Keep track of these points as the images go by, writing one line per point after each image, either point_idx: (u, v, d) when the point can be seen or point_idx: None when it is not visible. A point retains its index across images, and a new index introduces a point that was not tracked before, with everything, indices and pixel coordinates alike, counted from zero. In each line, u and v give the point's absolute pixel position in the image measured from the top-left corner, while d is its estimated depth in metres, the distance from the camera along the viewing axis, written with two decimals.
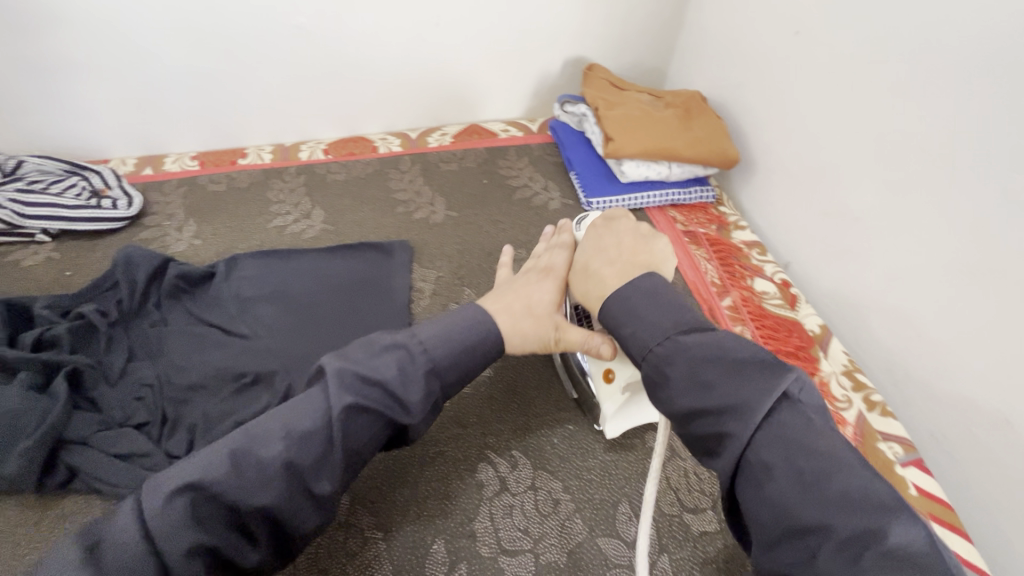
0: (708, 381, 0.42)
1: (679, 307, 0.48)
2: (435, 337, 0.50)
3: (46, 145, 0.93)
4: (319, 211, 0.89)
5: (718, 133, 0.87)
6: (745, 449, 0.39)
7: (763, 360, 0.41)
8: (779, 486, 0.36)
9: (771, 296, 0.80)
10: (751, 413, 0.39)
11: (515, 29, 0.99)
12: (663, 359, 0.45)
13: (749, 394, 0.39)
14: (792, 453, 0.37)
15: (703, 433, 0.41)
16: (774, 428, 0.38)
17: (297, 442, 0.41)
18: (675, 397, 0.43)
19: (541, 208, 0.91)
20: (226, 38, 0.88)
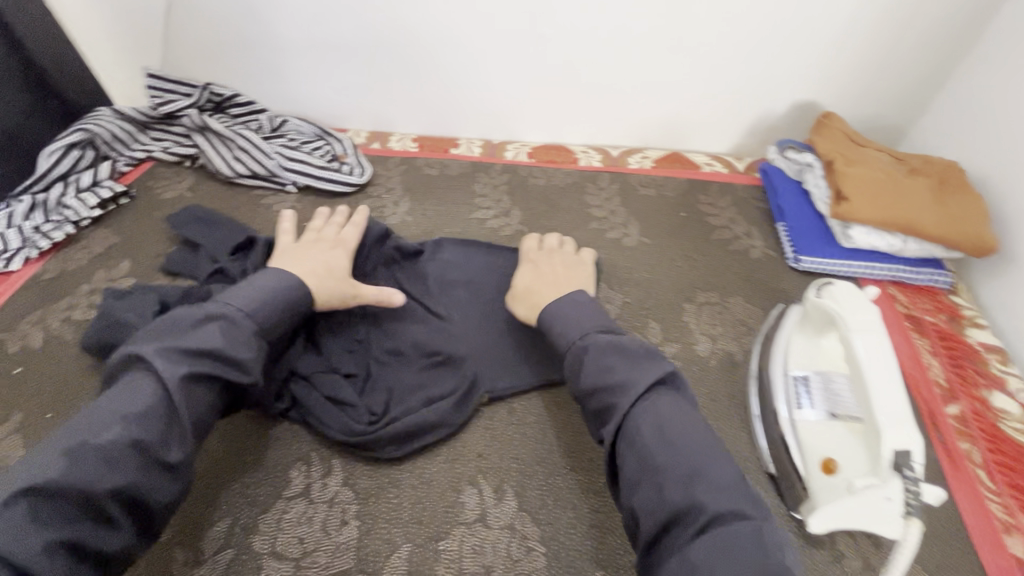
0: (595, 373, 0.53)
1: (605, 319, 0.59)
2: (560, 323, 0.59)
3: (302, 108, 1.08)
4: (517, 212, 0.92)
5: (980, 216, 0.76)
6: (622, 425, 0.50)
7: (649, 355, 0.53)
8: (649, 461, 0.47)
9: (1013, 418, 0.67)
10: (627, 397, 0.50)
11: (750, 64, 0.93)
12: (580, 350, 0.55)
13: (627, 376, 0.51)
14: (660, 432, 0.48)
15: (599, 409, 0.52)
16: (641, 406, 0.50)
17: (142, 419, 0.46)
18: (585, 377, 0.53)
19: (741, 254, 0.86)
20: (471, 39, 0.94)
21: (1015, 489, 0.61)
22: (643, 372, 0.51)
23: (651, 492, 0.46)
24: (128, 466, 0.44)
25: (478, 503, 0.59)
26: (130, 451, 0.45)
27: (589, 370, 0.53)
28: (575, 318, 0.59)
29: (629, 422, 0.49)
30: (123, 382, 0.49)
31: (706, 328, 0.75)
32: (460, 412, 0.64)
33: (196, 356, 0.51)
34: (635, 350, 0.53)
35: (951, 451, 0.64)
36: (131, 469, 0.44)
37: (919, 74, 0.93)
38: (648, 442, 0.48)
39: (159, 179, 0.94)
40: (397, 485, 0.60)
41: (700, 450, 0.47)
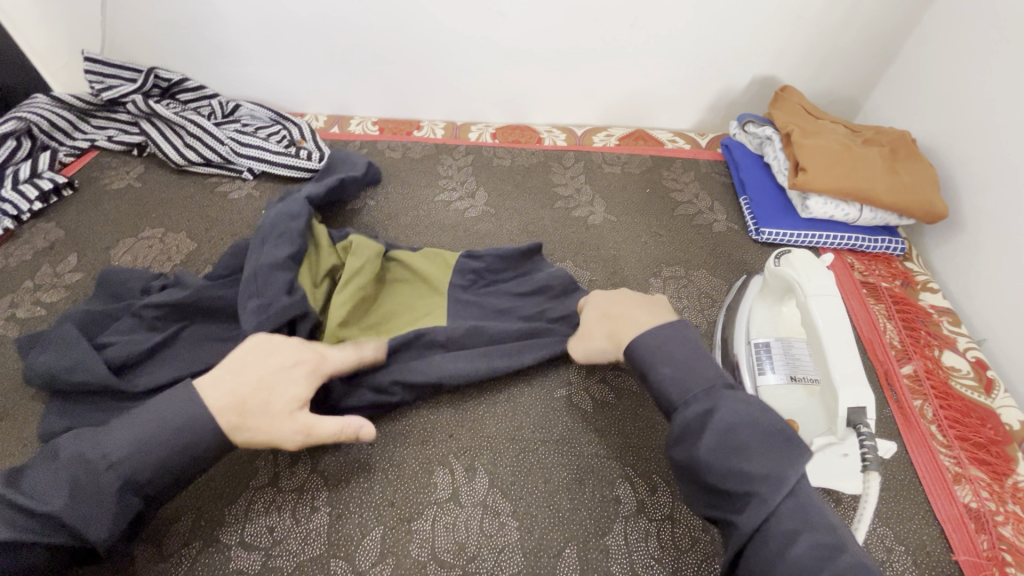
0: (720, 453, 0.47)
1: (706, 365, 0.54)
2: (671, 380, 0.53)
3: (257, 93, 1.04)
4: (482, 193, 0.91)
5: (929, 183, 0.79)
6: (760, 521, 0.44)
7: (786, 441, 0.47)
8: (796, 561, 0.42)
9: (962, 374, 0.70)
10: (769, 491, 0.45)
11: (709, 38, 0.93)
12: (703, 409, 0.50)
13: (780, 467, 0.45)
14: (812, 537, 0.43)
15: (726, 492, 0.46)
16: (789, 505, 0.45)
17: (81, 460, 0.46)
18: (708, 451, 0.48)
19: (705, 229, 0.87)
20: (429, 18, 0.91)
21: (964, 442, 0.64)
22: (788, 468, 0.45)
23: None
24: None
25: (451, 482, 0.59)
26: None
27: (709, 439, 0.48)
28: (678, 372, 0.53)
29: (771, 522, 0.44)
30: None
31: (672, 302, 0.76)
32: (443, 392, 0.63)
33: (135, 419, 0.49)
34: (763, 426, 0.48)
35: (906, 409, 0.67)
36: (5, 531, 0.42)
37: (871, 47, 0.95)
38: (793, 543, 0.43)
39: (105, 169, 0.90)
40: (368, 469, 0.59)
41: (852, 568, 0.41)
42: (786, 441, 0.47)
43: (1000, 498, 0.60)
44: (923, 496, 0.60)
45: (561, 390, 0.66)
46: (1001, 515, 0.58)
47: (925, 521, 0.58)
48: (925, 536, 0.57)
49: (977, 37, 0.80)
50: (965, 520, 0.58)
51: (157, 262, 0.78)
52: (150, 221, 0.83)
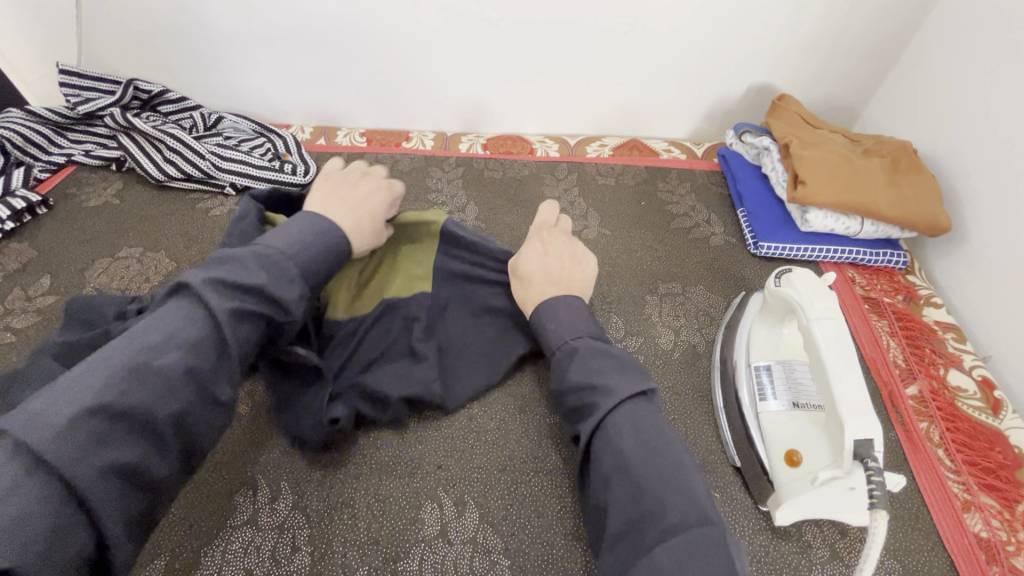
0: (579, 372, 0.51)
1: (586, 320, 0.57)
2: (553, 327, 0.56)
3: (241, 104, 1.01)
4: (473, 207, 0.88)
5: (932, 195, 0.76)
6: (600, 425, 0.47)
7: (632, 367, 0.51)
8: (620, 452, 0.45)
9: (968, 394, 0.68)
10: (609, 396, 0.48)
11: (704, 46, 0.91)
12: (569, 348, 0.54)
13: (617, 377, 0.49)
14: (635, 430, 0.46)
15: (576, 405, 0.50)
16: (619, 409, 0.47)
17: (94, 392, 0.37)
18: (571, 374, 0.52)
19: (702, 243, 0.84)
20: (416, 26, 0.89)
21: (973, 467, 0.61)
22: (626, 380, 0.49)
23: (622, 491, 0.43)
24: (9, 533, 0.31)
25: (439, 517, 0.56)
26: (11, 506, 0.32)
27: (572, 367, 0.52)
28: (562, 321, 0.56)
29: (607, 424, 0.47)
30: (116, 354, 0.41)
31: (669, 320, 0.74)
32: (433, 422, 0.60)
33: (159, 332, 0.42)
34: (614, 355, 0.52)
35: (912, 432, 0.64)
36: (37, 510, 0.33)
37: (870, 54, 0.93)
38: (622, 436, 0.46)
39: (82, 185, 0.87)
40: (352, 505, 0.57)
41: (667, 460, 0.44)
42: (632, 365, 0.51)
43: (1011, 527, 0.57)
44: (931, 525, 0.58)
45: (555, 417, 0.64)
46: (1012, 545, 0.56)
47: (934, 553, 0.56)
48: (935, 570, 0.55)
49: (978, 45, 0.78)
50: (976, 551, 0.56)
51: (134, 283, 0.75)
52: (127, 239, 0.80)
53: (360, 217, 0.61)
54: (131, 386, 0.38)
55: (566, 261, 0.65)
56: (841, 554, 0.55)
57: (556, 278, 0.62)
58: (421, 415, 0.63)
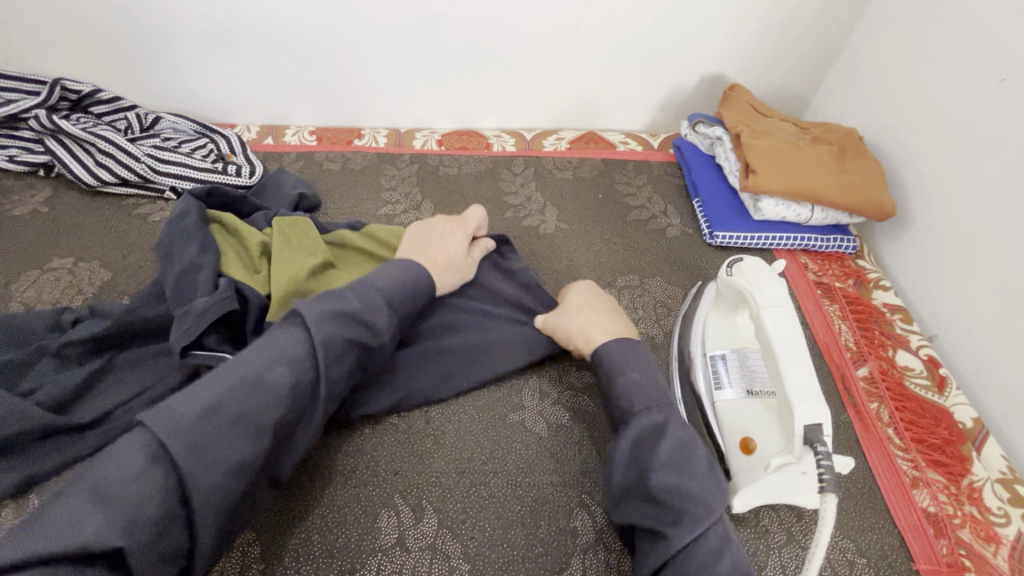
0: (675, 473, 0.47)
1: (664, 387, 0.55)
2: (641, 410, 0.52)
3: (182, 104, 0.97)
4: (428, 204, 0.86)
5: (877, 181, 0.78)
6: (692, 538, 0.44)
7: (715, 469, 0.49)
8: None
9: (916, 374, 0.70)
10: (701, 508, 0.45)
11: (655, 37, 0.91)
12: (656, 426, 0.51)
13: (714, 489, 0.47)
14: (728, 555, 0.44)
15: (659, 503, 0.47)
16: (715, 526, 0.45)
17: (294, 365, 0.45)
18: (655, 462, 0.48)
19: (659, 234, 0.84)
20: (363, 19, 0.86)
21: (921, 444, 0.63)
22: (715, 490, 0.47)
23: None
24: (128, 507, 0.35)
25: (396, 525, 0.54)
26: (205, 470, 0.38)
27: (664, 450, 0.49)
28: (648, 401, 0.52)
29: (698, 539, 0.44)
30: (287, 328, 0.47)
31: (627, 312, 0.74)
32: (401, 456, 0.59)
33: (342, 334, 0.47)
34: (698, 451, 0.50)
35: (863, 413, 0.66)
36: (210, 477, 0.38)
37: (817, 43, 0.94)
38: (711, 553, 0.44)
39: (6, 193, 0.81)
40: (305, 517, 0.55)
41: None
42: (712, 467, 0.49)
43: (957, 500, 0.59)
44: (883, 504, 0.59)
45: (513, 415, 0.63)
46: (958, 518, 0.58)
47: (886, 529, 0.57)
48: (887, 546, 0.56)
49: (917, 34, 0.80)
50: (924, 525, 0.57)
51: (66, 296, 0.71)
52: (58, 249, 0.76)
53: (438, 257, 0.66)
54: (244, 390, 0.42)
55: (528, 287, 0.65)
56: (797, 536, 0.56)
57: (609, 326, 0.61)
58: (378, 420, 0.62)
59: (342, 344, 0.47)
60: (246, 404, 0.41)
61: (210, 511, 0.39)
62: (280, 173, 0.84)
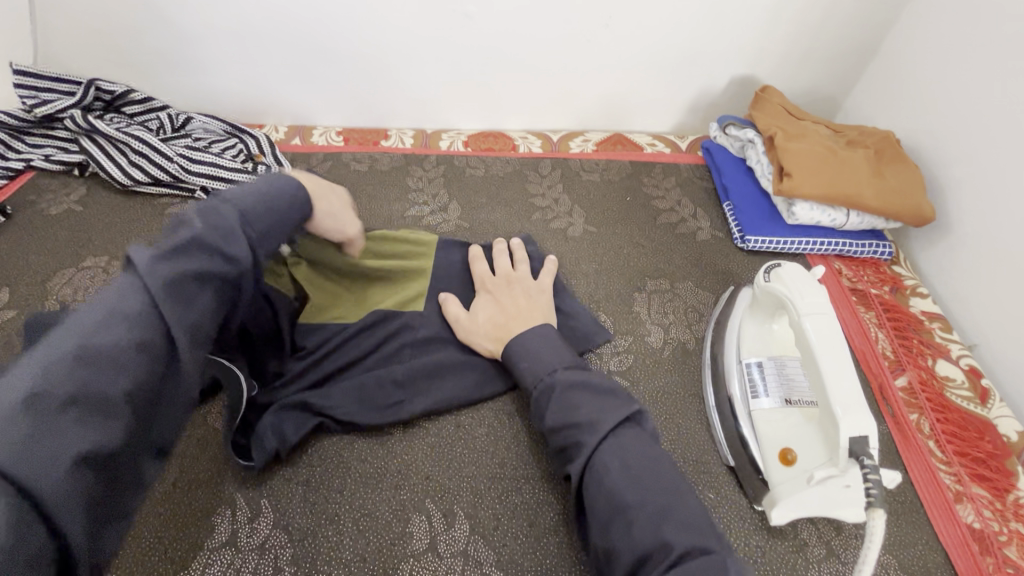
0: (624, 489, 0.45)
1: (563, 351, 0.57)
2: (582, 420, 0.50)
3: (212, 104, 0.98)
4: (455, 206, 0.86)
5: (916, 185, 0.76)
6: (587, 462, 0.48)
7: (615, 396, 0.52)
8: (613, 492, 0.45)
9: (957, 384, 0.68)
10: (591, 435, 0.48)
11: (684, 38, 0.90)
12: (547, 387, 0.54)
13: (602, 414, 0.49)
14: (624, 467, 0.46)
15: (562, 445, 0.51)
16: (607, 444, 0.48)
17: (131, 323, 0.35)
18: (549, 417, 0.52)
19: (688, 237, 0.83)
20: (392, 18, 0.86)
21: (964, 457, 0.61)
22: (609, 413, 0.50)
23: (621, 531, 0.43)
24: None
25: (428, 530, 0.54)
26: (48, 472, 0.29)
27: (550, 406, 0.52)
28: (591, 412, 0.50)
29: (596, 459, 0.47)
30: (114, 287, 0.37)
31: (658, 318, 0.73)
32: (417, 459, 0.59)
33: (187, 269, 0.39)
34: (596, 387, 0.53)
35: (903, 424, 0.64)
36: (56, 471, 0.29)
37: (851, 43, 0.92)
38: (612, 473, 0.46)
39: (42, 191, 0.83)
40: (336, 520, 0.54)
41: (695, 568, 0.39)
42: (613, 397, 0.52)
43: (1003, 517, 0.57)
44: (924, 519, 0.57)
45: None
46: (1005, 535, 0.56)
47: (928, 545, 0.56)
48: (930, 562, 0.55)
49: (957, 34, 0.78)
50: (969, 542, 0.55)
51: None
52: (94, 248, 0.77)
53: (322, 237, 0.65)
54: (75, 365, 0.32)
55: (516, 294, 0.67)
56: (838, 551, 0.54)
57: (511, 312, 0.64)
58: (408, 424, 0.61)
59: (198, 276, 0.39)
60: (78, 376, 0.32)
61: (77, 513, 0.30)
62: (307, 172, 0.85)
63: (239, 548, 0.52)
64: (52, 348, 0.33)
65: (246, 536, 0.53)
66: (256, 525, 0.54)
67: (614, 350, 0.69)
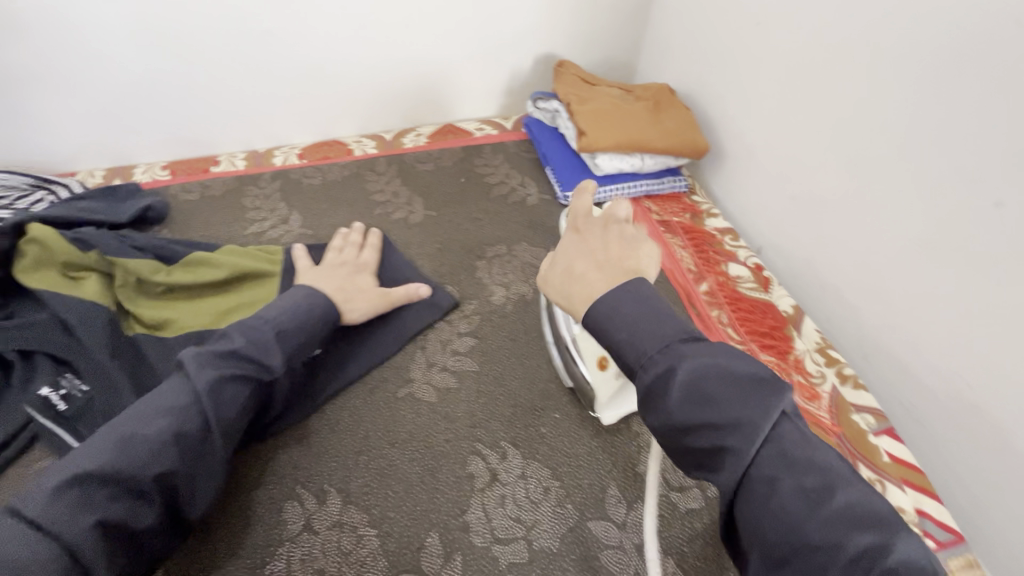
0: (805, 517, 0.34)
1: (670, 310, 0.44)
2: (725, 421, 0.37)
3: (12, 161, 0.91)
4: (296, 216, 0.88)
5: (689, 124, 0.90)
6: (743, 479, 0.36)
7: (772, 382, 0.38)
8: (788, 521, 0.34)
9: (745, 280, 0.82)
10: (744, 442, 0.36)
11: (482, 27, 0.99)
12: (665, 367, 0.40)
13: (753, 411, 0.37)
14: (799, 484, 0.35)
15: (698, 451, 0.38)
16: (770, 452, 0.36)
17: (171, 412, 0.49)
18: (674, 415, 0.38)
19: (519, 205, 0.92)
20: (194, 43, 0.86)
21: (755, 335, 0.75)
22: (766, 408, 0.37)
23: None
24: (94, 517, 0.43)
25: (301, 513, 0.57)
26: (101, 493, 0.44)
27: (675, 400, 0.38)
28: (735, 409, 0.37)
29: (753, 477, 0.36)
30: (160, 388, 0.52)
31: (498, 279, 0.80)
32: (284, 454, 0.61)
33: (230, 373, 0.53)
34: (742, 370, 0.38)
35: (707, 321, 0.76)
36: (88, 519, 0.42)
37: (626, 15, 1.06)
38: (784, 493, 0.35)
39: None
40: (206, 530, 0.55)
41: None
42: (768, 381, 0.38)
43: (785, 373, 0.71)
44: None
45: (403, 390, 0.67)
46: None
47: None
48: None
49: None
50: None
51: None
52: None
53: (345, 284, 0.70)
54: (121, 448, 0.46)
55: (611, 239, 0.51)
56: None
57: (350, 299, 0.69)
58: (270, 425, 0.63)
59: (232, 382, 0.53)
60: (135, 430, 0.47)
61: (102, 556, 0.42)
62: (122, 184, 0.87)
63: None
64: (86, 455, 0.45)
65: None
66: None
67: (463, 316, 0.75)
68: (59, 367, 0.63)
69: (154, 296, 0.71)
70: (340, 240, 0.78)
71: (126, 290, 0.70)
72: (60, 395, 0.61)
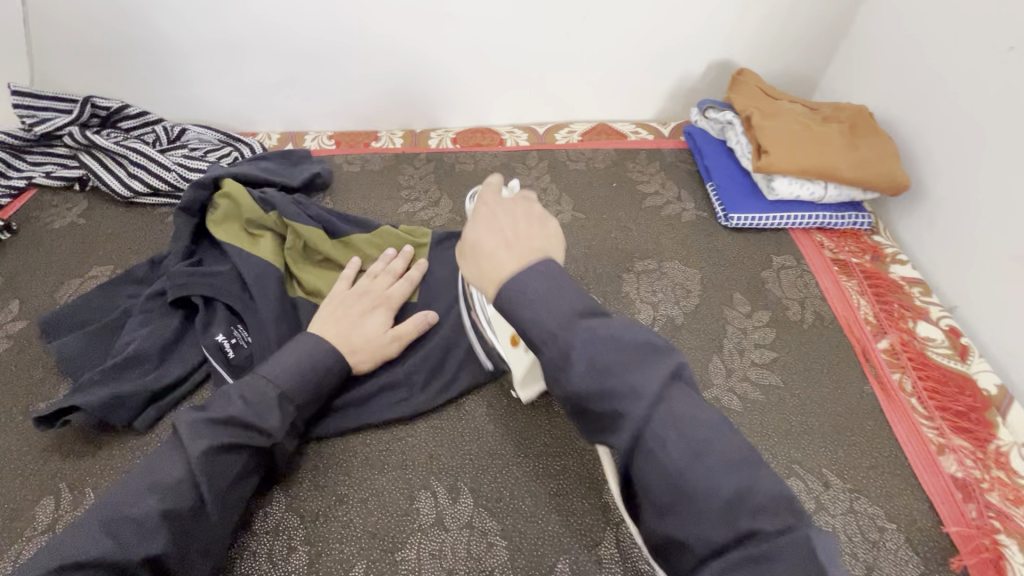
0: (687, 467, 0.35)
1: (571, 285, 0.42)
2: (621, 387, 0.37)
3: (206, 116, 1.00)
4: (446, 200, 0.89)
5: (889, 155, 0.79)
6: (639, 439, 0.36)
7: (652, 350, 0.38)
8: (672, 471, 0.35)
9: (936, 343, 0.70)
10: (640, 406, 0.36)
11: (659, 26, 0.93)
12: (565, 342, 0.39)
13: (640, 377, 0.37)
14: (682, 436, 0.36)
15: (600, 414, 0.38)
16: (659, 414, 0.36)
17: (159, 488, 0.47)
18: (575, 383, 0.38)
19: (674, 219, 0.86)
20: (378, 23, 0.89)
21: (946, 412, 0.64)
22: (648, 375, 0.37)
23: (689, 522, 0.34)
24: None
25: (434, 505, 0.56)
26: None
27: (575, 370, 0.38)
28: (629, 375, 0.37)
29: (642, 434, 0.36)
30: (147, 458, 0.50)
31: (646, 296, 0.75)
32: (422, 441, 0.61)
33: (221, 442, 0.50)
34: (628, 341, 0.38)
35: (886, 385, 0.67)
36: None
37: (822, 23, 0.95)
38: (670, 445, 0.35)
39: (45, 208, 0.85)
40: (345, 501, 0.57)
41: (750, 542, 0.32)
42: (650, 349, 0.38)
43: (984, 465, 0.60)
44: (909, 471, 0.60)
45: (541, 398, 0.65)
46: (986, 482, 0.59)
47: (913, 495, 0.58)
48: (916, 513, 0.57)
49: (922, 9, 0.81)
50: (952, 490, 0.58)
51: None
52: (98, 259, 0.79)
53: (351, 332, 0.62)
54: (107, 530, 0.44)
55: (520, 218, 0.50)
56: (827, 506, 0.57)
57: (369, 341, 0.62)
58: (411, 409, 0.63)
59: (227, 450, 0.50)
60: (120, 511, 0.45)
61: None
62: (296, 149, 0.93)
63: (256, 531, 0.54)
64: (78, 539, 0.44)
65: (261, 519, 0.55)
66: (271, 508, 0.56)
67: None
68: (232, 318, 0.68)
69: (316, 263, 0.74)
70: (381, 265, 0.69)
71: (293, 252, 0.72)
72: (231, 343, 0.65)
